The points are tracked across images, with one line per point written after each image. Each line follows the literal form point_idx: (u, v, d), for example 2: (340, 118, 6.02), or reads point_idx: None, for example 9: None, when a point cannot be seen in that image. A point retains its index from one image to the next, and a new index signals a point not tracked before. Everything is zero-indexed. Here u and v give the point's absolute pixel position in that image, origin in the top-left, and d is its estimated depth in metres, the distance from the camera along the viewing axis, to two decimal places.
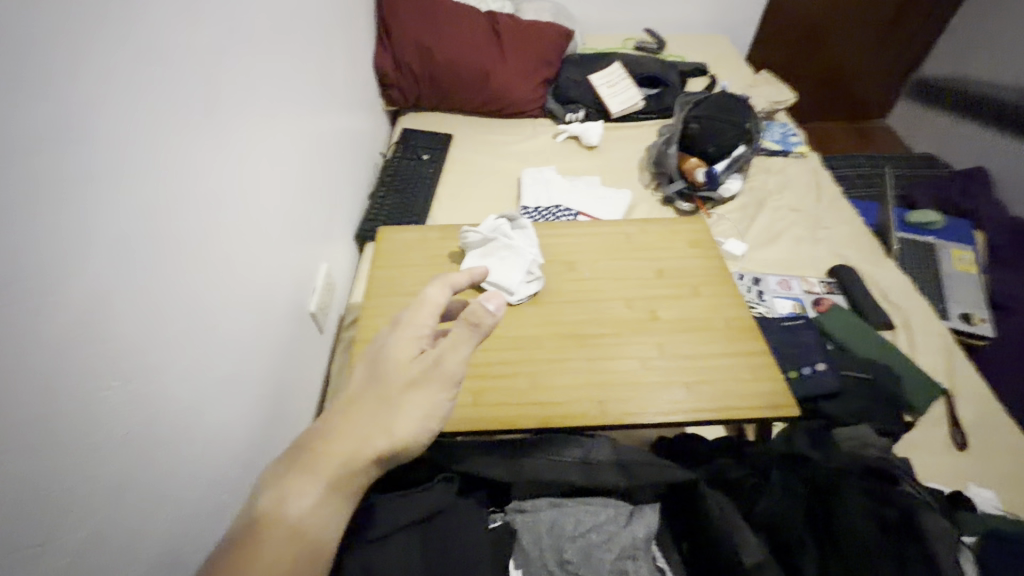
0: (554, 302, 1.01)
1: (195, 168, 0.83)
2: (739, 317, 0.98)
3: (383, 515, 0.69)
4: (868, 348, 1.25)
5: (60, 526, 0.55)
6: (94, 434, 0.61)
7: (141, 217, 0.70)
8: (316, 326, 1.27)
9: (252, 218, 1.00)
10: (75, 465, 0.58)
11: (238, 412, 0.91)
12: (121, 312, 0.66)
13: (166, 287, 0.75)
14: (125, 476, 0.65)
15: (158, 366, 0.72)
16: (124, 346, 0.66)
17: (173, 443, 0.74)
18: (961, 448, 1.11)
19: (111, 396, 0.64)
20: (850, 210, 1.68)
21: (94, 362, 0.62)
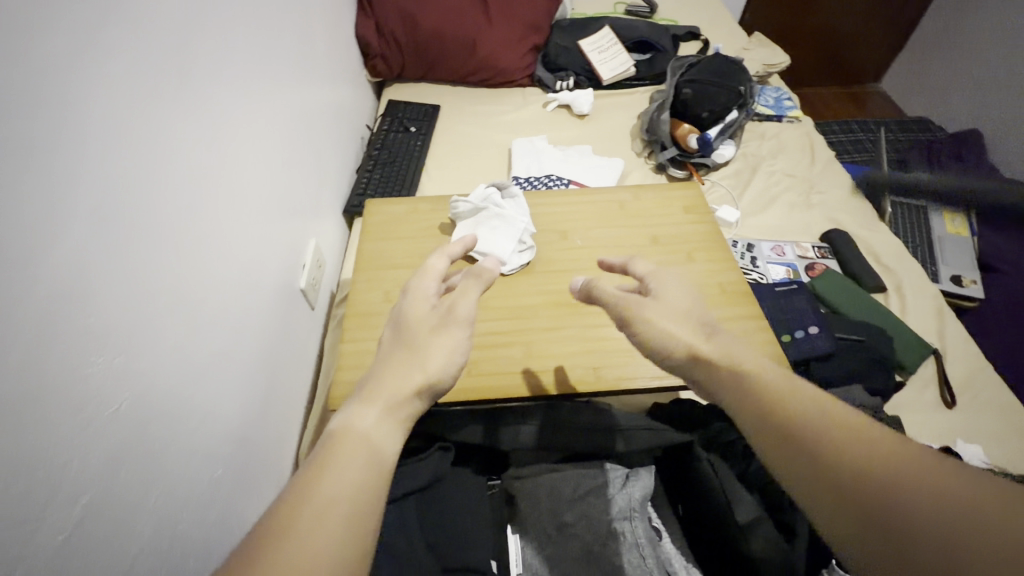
0: (547, 271, 1.00)
1: (176, 142, 0.80)
2: (733, 282, 0.97)
3: None
4: (859, 310, 1.26)
5: (52, 504, 0.55)
6: (82, 411, 0.60)
7: (118, 187, 0.68)
8: (307, 302, 1.25)
9: (236, 189, 0.97)
10: (64, 442, 0.57)
11: (231, 389, 0.90)
12: (104, 287, 0.64)
13: (150, 263, 0.73)
14: (118, 452, 0.64)
15: (146, 341, 0.71)
16: (108, 321, 0.65)
17: (166, 420, 0.74)
18: (950, 406, 1.13)
19: (97, 373, 0.63)
20: (844, 175, 1.67)
21: (78, 338, 0.60)
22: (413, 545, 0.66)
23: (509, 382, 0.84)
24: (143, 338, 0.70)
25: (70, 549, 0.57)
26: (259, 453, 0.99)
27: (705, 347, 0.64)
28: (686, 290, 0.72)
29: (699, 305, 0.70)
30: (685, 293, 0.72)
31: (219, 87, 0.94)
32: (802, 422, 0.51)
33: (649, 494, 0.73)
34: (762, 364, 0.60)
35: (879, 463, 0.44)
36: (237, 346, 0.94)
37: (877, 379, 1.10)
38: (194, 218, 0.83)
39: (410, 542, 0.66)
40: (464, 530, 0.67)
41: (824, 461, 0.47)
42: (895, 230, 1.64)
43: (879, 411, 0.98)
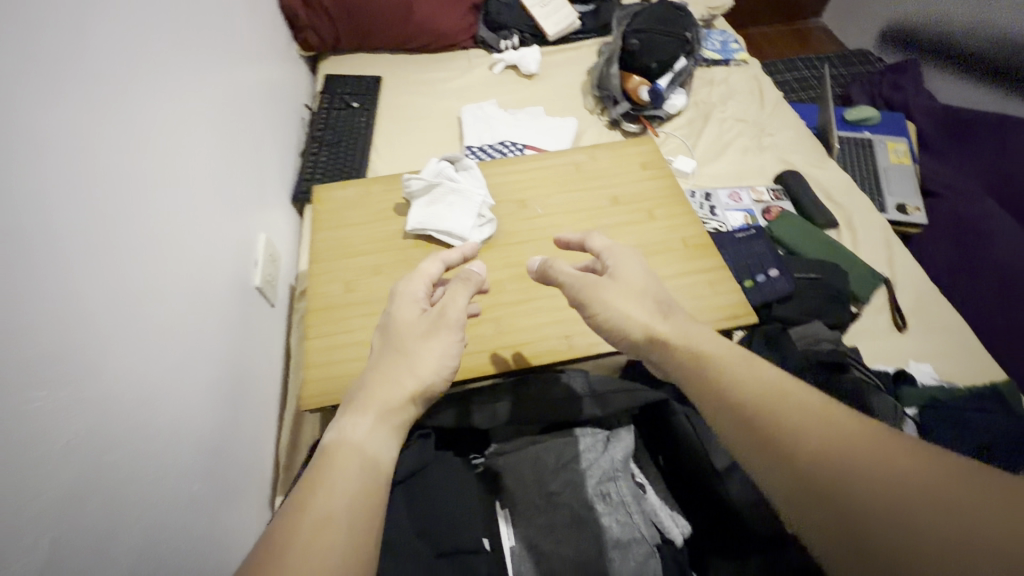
0: (510, 243, 0.98)
1: (100, 139, 0.73)
2: (694, 236, 0.98)
3: None
4: (815, 249, 1.30)
5: (13, 549, 0.51)
6: (32, 448, 0.56)
7: (40, 197, 0.61)
8: (265, 300, 1.20)
9: (174, 188, 0.90)
10: (17, 483, 0.53)
11: (196, 400, 0.87)
12: (37, 314, 0.59)
13: (86, 281, 0.67)
14: (80, 484, 0.61)
15: (95, 363, 0.66)
16: (48, 347, 0.59)
17: (129, 443, 0.70)
18: (901, 329, 1.19)
19: (44, 405, 0.58)
20: (793, 115, 1.69)
21: (18, 370, 0.55)
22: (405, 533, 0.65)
23: (483, 361, 0.83)
24: (90, 362, 0.65)
25: None
26: (236, 460, 0.97)
27: (660, 327, 0.67)
28: (642, 271, 0.74)
29: (660, 287, 0.72)
30: (642, 274, 0.73)
31: (138, 81, 0.85)
32: (776, 415, 0.51)
33: (629, 454, 0.76)
34: (735, 359, 0.59)
35: (850, 443, 0.45)
36: (197, 356, 0.89)
37: (834, 312, 1.15)
38: (131, 229, 0.77)
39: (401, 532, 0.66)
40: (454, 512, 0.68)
41: (797, 445, 0.48)
42: (843, 165, 1.68)
43: (840, 342, 1.01)
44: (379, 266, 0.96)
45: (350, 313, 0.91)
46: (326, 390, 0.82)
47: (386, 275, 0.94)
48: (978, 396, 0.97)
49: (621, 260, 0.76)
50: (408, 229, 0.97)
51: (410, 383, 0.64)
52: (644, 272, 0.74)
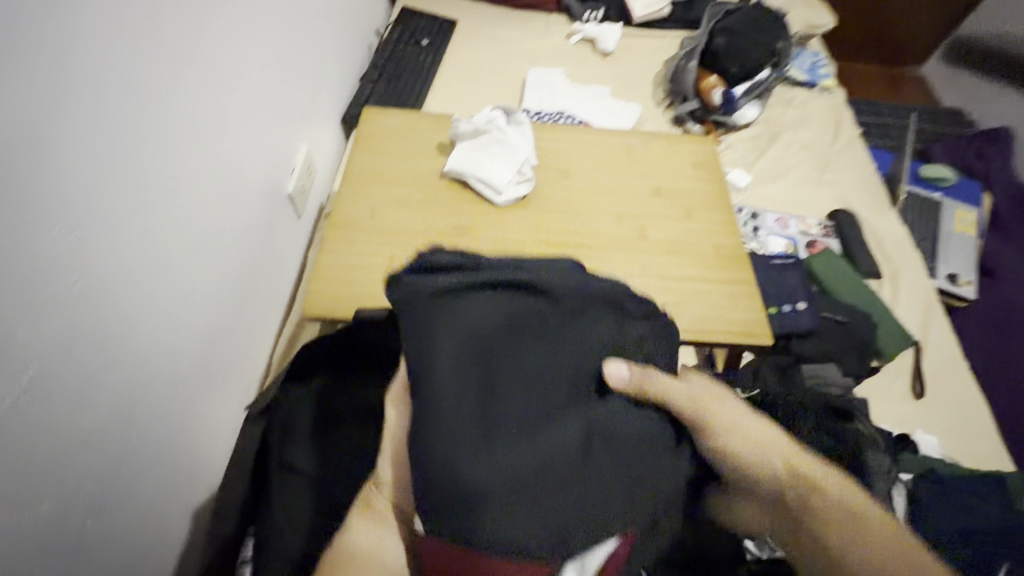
0: (541, 207, 0.95)
1: (176, 25, 0.75)
2: (728, 245, 0.94)
3: (340, 393, 0.67)
4: (852, 293, 1.24)
5: (46, 369, 0.57)
6: (69, 276, 0.60)
7: (101, 62, 0.63)
8: (293, 209, 1.17)
9: (240, 84, 0.92)
10: (54, 318, 0.58)
11: (222, 282, 0.89)
12: (70, 173, 0.59)
13: (152, 158, 0.71)
14: (107, 338, 0.65)
15: (143, 232, 0.70)
16: (99, 204, 0.63)
17: (163, 299, 0.75)
18: (918, 397, 1.15)
19: (82, 244, 0.61)
20: (862, 156, 1.61)
21: (64, 204, 0.59)
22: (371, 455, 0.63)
23: None
24: (114, 224, 0.66)
25: (51, 413, 0.58)
26: (242, 348, 0.97)
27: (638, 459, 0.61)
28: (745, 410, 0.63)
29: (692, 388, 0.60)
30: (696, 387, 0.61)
31: None
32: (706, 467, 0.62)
33: None
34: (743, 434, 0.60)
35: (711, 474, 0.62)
36: (222, 246, 0.89)
37: (852, 361, 1.10)
38: (191, 116, 0.79)
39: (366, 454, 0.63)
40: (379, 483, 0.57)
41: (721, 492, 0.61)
42: (904, 220, 1.58)
43: (849, 392, 0.98)
44: (407, 197, 0.94)
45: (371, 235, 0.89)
46: (330, 298, 0.82)
47: (412, 207, 0.93)
48: (985, 483, 0.92)
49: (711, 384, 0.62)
50: (445, 168, 0.96)
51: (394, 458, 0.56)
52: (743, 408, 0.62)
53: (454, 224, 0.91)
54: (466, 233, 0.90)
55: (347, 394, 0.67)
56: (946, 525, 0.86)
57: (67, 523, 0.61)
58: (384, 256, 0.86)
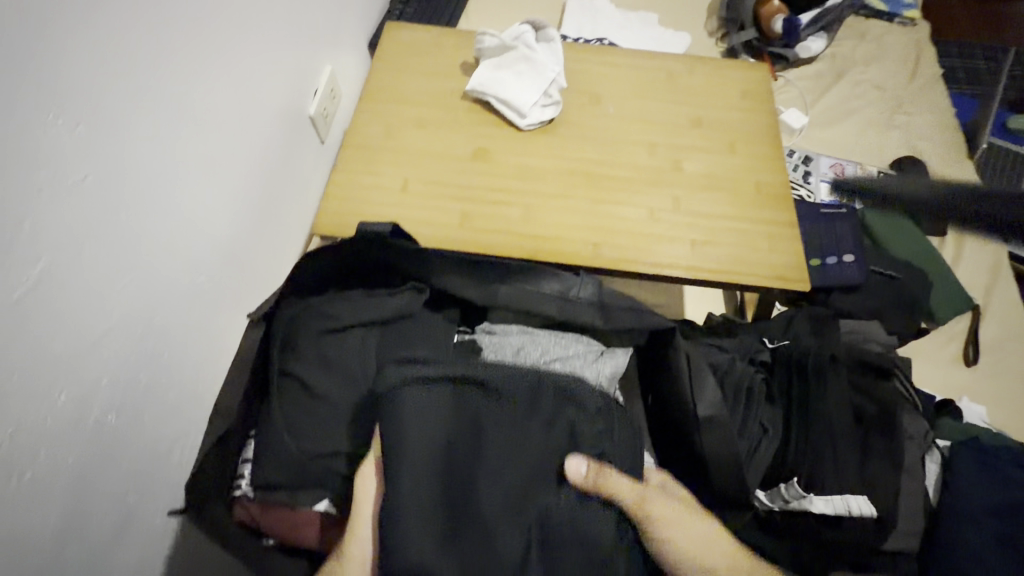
0: (567, 133, 0.89)
1: None
2: (772, 183, 0.86)
3: (343, 309, 0.67)
4: (908, 248, 1.13)
5: (59, 266, 0.55)
6: (79, 171, 0.57)
7: None
8: (315, 133, 1.14)
9: None
10: (64, 214, 0.56)
11: (241, 199, 0.86)
12: (72, 54, 0.55)
13: (162, 54, 0.67)
14: (122, 242, 0.63)
15: (154, 134, 0.67)
16: (106, 97, 0.59)
17: (180, 208, 0.72)
18: (969, 364, 1.06)
19: (90, 138, 0.58)
20: (941, 98, 1.43)
21: (67, 93, 0.55)
22: (364, 365, 0.65)
23: (502, 241, 0.78)
24: (126, 118, 0.62)
25: (67, 313, 0.57)
26: (264, 269, 0.96)
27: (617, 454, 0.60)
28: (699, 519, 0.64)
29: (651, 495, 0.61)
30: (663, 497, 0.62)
31: None
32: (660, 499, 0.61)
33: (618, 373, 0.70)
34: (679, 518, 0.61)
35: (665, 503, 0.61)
36: (240, 161, 0.85)
37: (898, 320, 1.01)
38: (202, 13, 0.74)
39: (359, 365, 0.64)
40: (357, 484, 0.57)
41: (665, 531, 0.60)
42: (981, 174, 1.42)
43: (893, 350, 0.90)
44: (426, 118, 0.89)
45: (387, 155, 0.85)
46: (342, 218, 0.80)
47: (431, 128, 0.88)
48: None
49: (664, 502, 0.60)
50: (467, 88, 0.90)
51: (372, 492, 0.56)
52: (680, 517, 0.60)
53: (473, 148, 0.86)
54: (485, 157, 0.85)
55: (345, 303, 0.67)
56: (981, 494, 0.80)
57: (89, 415, 0.61)
58: (398, 178, 0.83)
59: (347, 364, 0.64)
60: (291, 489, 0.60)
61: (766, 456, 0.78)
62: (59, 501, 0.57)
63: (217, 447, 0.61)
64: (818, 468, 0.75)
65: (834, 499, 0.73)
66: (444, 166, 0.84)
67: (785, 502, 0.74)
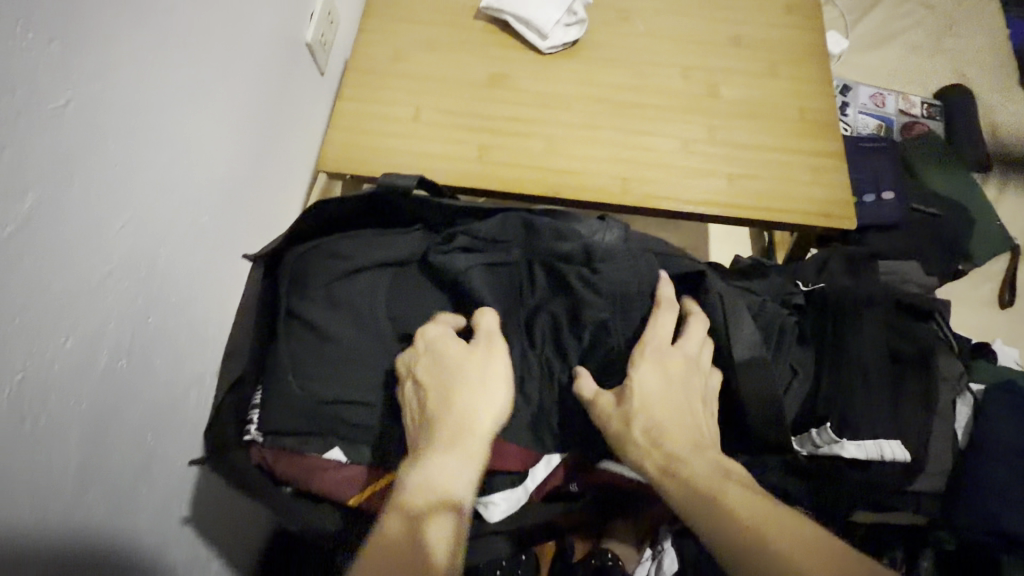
0: (593, 56, 0.80)
1: None
2: (818, 110, 0.78)
3: (356, 249, 0.64)
4: (951, 184, 1.06)
5: (45, 199, 0.50)
6: (57, 93, 0.50)
7: None
8: (315, 62, 1.05)
9: None
10: (45, 142, 0.50)
11: (237, 131, 0.80)
12: None
13: None
14: (112, 174, 0.57)
15: (137, 53, 0.59)
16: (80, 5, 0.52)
17: (172, 139, 0.66)
18: (1004, 305, 1.03)
19: (68, 56, 0.51)
20: (995, 19, 1.30)
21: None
22: (375, 306, 0.62)
23: (525, 177, 0.72)
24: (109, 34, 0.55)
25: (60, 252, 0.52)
26: (267, 209, 0.91)
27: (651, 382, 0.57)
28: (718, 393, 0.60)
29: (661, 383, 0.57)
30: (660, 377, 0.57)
31: None
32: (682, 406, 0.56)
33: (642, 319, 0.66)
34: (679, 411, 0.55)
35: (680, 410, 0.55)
36: (235, 89, 0.78)
37: (937, 260, 0.96)
38: None
39: (365, 308, 0.62)
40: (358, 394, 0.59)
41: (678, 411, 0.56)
42: None
43: (930, 292, 0.85)
44: (437, 40, 0.80)
45: (396, 83, 0.78)
46: (350, 152, 0.74)
47: (443, 51, 0.80)
48: None
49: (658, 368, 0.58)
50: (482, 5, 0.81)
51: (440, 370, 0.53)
52: (668, 384, 0.56)
53: (490, 73, 0.78)
54: (503, 84, 0.78)
55: (353, 244, 0.65)
56: (1016, 435, 0.79)
57: (97, 358, 0.58)
58: (409, 107, 0.76)
59: (356, 306, 0.62)
60: (305, 435, 0.58)
61: (795, 398, 0.76)
62: (77, 444, 0.56)
63: (233, 393, 0.60)
64: (849, 411, 0.73)
65: (865, 443, 0.71)
66: (459, 95, 0.77)
67: (816, 448, 0.73)
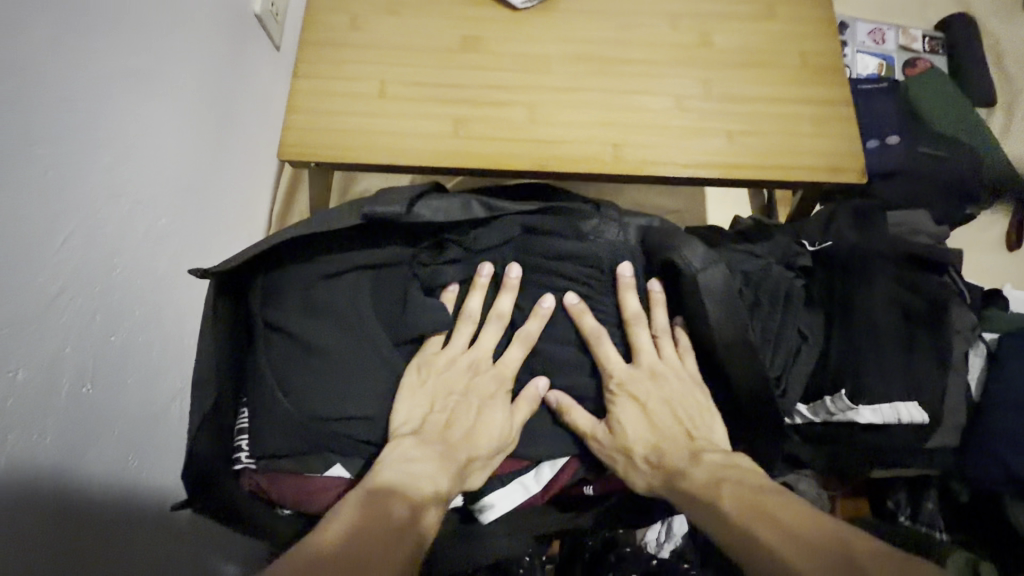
0: (572, 9, 0.72)
1: None
2: (820, 53, 0.72)
3: (340, 246, 0.59)
4: (957, 123, 1.00)
5: None
6: None
7: None
8: (267, 37, 0.95)
9: None
10: None
11: (184, 122, 0.72)
12: None
13: None
14: (44, 183, 0.50)
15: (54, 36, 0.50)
16: None
17: (109, 136, 0.58)
18: (1010, 247, 0.99)
19: None
20: None
21: None
22: (366, 314, 0.57)
23: (507, 151, 0.66)
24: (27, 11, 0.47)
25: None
26: (226, 205, 0.84)
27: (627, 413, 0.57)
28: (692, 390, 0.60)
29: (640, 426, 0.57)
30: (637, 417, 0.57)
31: None
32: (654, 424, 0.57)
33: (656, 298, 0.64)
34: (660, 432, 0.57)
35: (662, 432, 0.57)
36: (176, 74, 0.69)
37: (945, 206, 0.92)
38: None
39: (367, 318, 0.58)
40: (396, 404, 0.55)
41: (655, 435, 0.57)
42: None
43: (942, 241, 0.81)
44: (398, 3, 0.72)
45: (357, 55, 0.70)
46: (312, 137, 0.67)
47: (405, 14, 0.72)
48: None
49: (632, 400, 0.58)
50: None
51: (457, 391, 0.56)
52: (644, 419, 0.57)
53: (460, 37, 0.71)
54: (476, 48, 0.70)
55: (337, 249, 0.59)
56: None
57: (60, 386, 0.51)
58: (373, 81, 0.69)
59: (346, 315, 0.57)
60: (302, 454, 0.53)
61: (806, 366, 0.73)
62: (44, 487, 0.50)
63: (213, 419, 0.53)
64: (863, 374, 0.70)
65: (881, 407, 0.69)
66: (427, 64, 0.69)
67: (830, 415, 0.71)
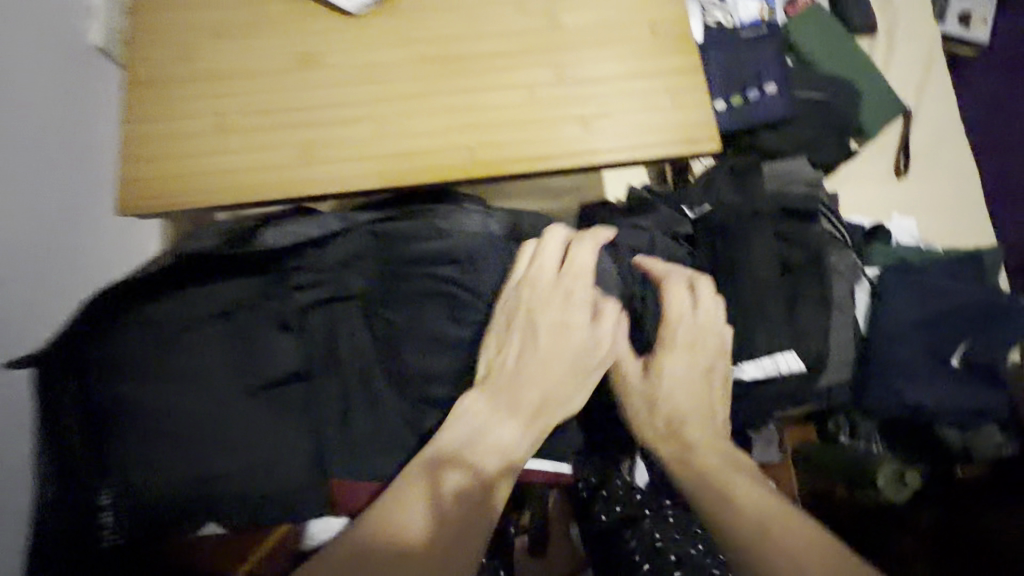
0: (413, 6, 0.69)
1: None
2: (671, 19, 0.70)
3: (176, 303, 0.54)
4: (836, 61, 1.00)
5: None
6: None
7: None
8: None
9: None
10: None
11: (36, 178, 0.66)
12: None
13: None
14: None
15: None
16: None
17: None
18: (899, 174, 1.02)
19: None
20: None
21: None
22: (219, 367, 0.53)
23: (363, 171, 0.65)
24: None
25: None
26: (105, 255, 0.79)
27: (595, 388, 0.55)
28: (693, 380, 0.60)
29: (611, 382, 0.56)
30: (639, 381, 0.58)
31: None
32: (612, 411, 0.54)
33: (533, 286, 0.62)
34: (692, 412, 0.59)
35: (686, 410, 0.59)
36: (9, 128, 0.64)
37: (828, 148, 0.94)
38: None
39: (221, 368, 0.53)
40: (276, 446, 0.51)
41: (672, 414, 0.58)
42: None
43: (820, 187, 0.83)
44: (228, 24, 0.68)
45: (191, 88, 0.66)
46: (156, 184, 0.63)
47: (238, 34, 0.67)
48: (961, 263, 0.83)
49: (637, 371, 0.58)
50: None
51: (509, 358, 0.55)
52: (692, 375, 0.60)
53: (298, 53, 0.67)
54: (316, 63, 0.67)
55: (176, 304, 0.54)
56: (910, 314, 0.81)
57: None
58: (213, 115, 0.65)
59: (195, 373, 0.52)
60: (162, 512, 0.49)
61: None
62: None
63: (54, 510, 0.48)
64: (747, 333, 0.72)
65: (763, 362, 0.72)
66: (268, 87, 0.66)
67: None
